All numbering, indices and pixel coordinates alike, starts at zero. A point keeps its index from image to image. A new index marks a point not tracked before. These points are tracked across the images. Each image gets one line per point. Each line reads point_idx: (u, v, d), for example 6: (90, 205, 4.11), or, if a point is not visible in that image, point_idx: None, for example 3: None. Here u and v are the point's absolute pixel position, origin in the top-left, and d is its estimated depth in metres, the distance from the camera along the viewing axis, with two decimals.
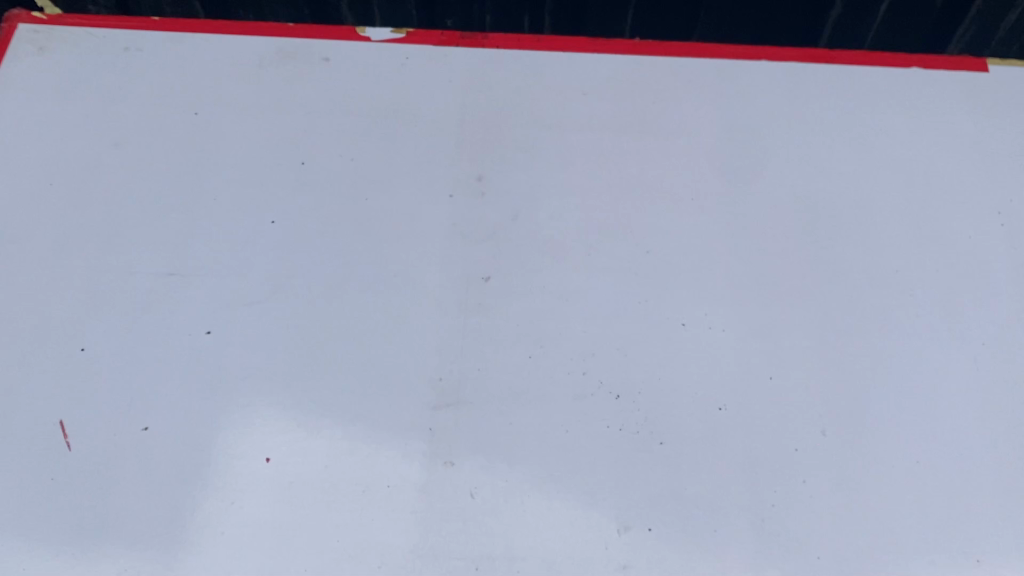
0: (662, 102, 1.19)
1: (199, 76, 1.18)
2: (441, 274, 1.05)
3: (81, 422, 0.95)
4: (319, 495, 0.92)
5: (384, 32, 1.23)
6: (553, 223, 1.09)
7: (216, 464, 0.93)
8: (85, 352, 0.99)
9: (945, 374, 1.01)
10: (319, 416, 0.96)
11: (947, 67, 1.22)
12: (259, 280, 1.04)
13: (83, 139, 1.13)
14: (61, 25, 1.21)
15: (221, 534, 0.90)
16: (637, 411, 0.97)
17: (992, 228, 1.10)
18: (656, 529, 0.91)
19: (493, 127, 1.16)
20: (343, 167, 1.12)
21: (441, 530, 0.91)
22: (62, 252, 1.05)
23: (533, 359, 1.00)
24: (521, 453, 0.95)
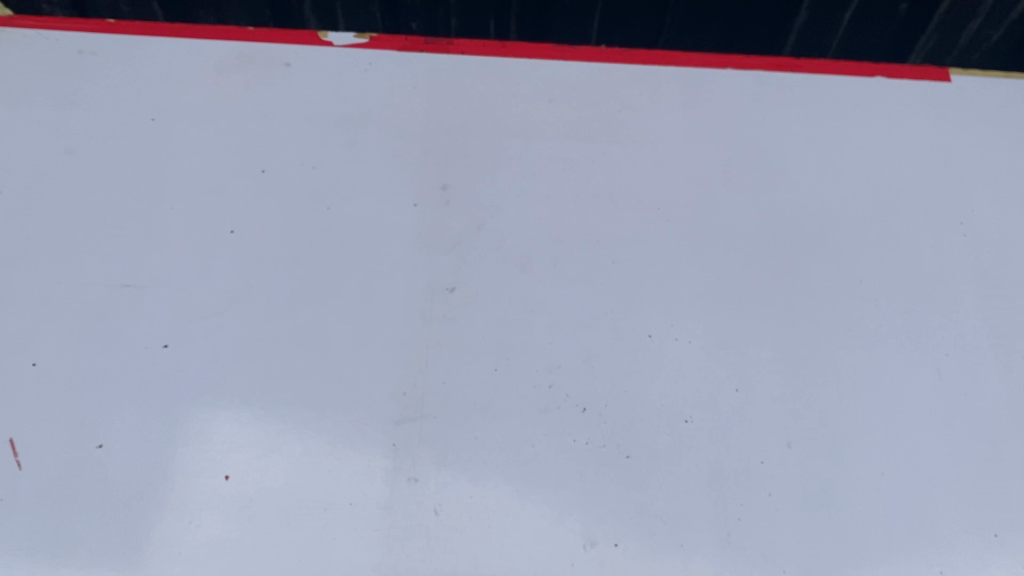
0: (630, 108, 1.15)
1: (155, 80, 1.13)
2: (403, 285, 0.99)
3: (32, 440, 0.89)
4: (279, 513, 0.87)
5: (348, 37, 1.19)
6: (519, 231, 1.04)
7: (171, 482, 0.88)
8: (36, 367, 0.93)
9: (911, 383, 0.99)
10: (279, 432, 0.91)
11: (910, 76, 1.23)
12: (214, 290, 0.98)
13: (34, 143, 1.07)
14: (12, 26, 1.16)
15: (177, 555, 0.85)
16: (603, 425, 0.93)
17: (953, 237, 1.09)
18: (623, 544, 0.87)
19: (458, 134, 1.11)
20: (303, 176, 1.07)
21: (403, 548, 0.86)
22: (8, 260, 0.99)
23: (498, 372, 0.95)
24: (484, 470, 0.90)
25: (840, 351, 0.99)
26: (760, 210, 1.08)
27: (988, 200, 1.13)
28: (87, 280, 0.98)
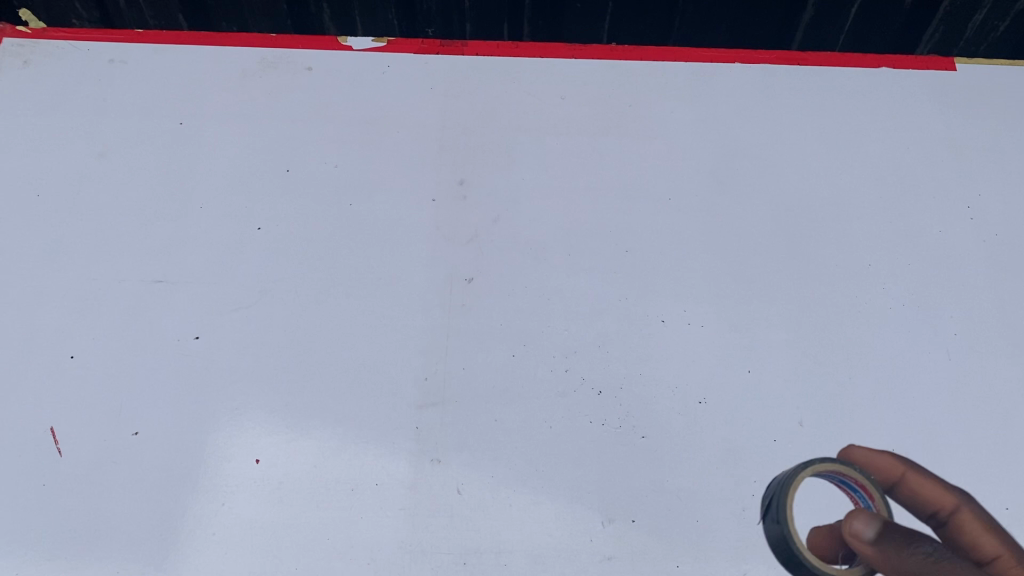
0: (641, 103, 1.18)
1: (180, 86, 1.18)
2: (424, 277, 1.03)
3: (72, 430, 0.93)
4: (308, 496, 0.91)
5: (366, 41, 1.22)
6: (534, 224, 1.07)
7: (206, 467, 0.92)
8: (75, 360, 0.97)
9: (921, 364, 1.01)
10: (307, 418, 0.94)
11: (916, 68, 1.25)
12: (243, 285, 1.02)
13: (70, 150, 1.12)
14: (44, 38, 1.20)
15: (212, 537, 0.89)
16: (619, 406, 0.96)
17: (961, 221, 1.11)
18: (640, 520, 0.90)
19: (473, 131, 1.15)
20: (326, 174, 1.11)
21: (428, 526, 0.90)
22: (48, 262, 1.04)
23: (516, 358, 0.98)
24: (505, 451, 0.93)
25: (850, 333, 1.02)
26: (771, 199, 1.11)
27: (996, 184, 1.15)
28: (120, 278, 1.03)
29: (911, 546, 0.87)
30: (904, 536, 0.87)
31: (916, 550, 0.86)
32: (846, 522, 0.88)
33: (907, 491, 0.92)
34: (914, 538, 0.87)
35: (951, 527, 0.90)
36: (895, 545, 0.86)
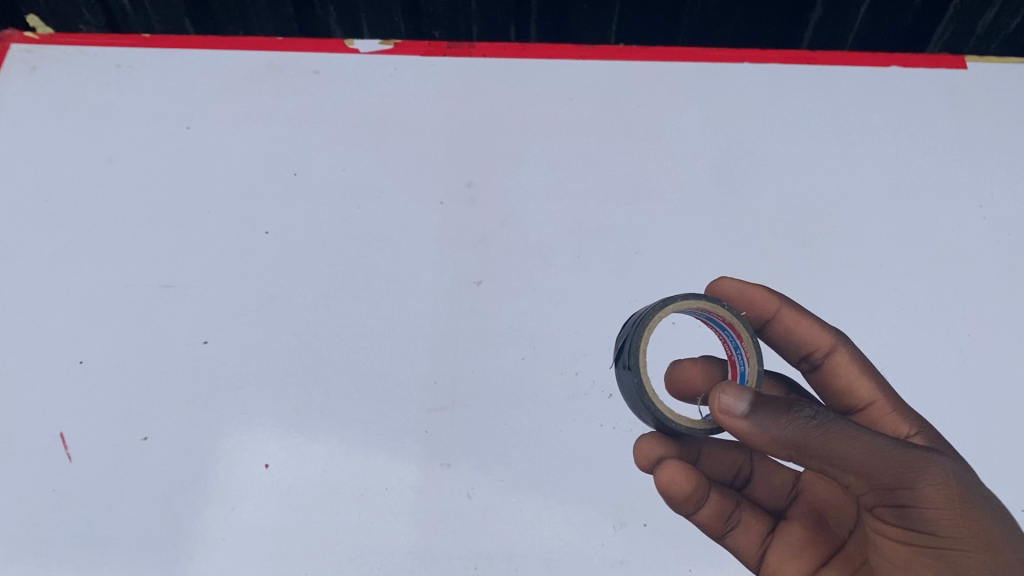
0: (650, 103, 1.17)
1: (187, 90, 1.17)
2: (432, 280, 1.03)
3: (82, 435, 0.93)
4: (318, 500, 0.90)
5: (373, 45, 1.22)
6: (543, 226, 1.07)
7: (215, 472, 0.91)
8: (84, 365, 0.97)
9: (935, 365, 1.00)
10: (316, 422, 0.94)
11: (927, 67, 1.23)
12: (252, 289, 1.02)
13: (78, 155, 1.12)
14: (53, 44, 1.20)
15: (222, 542, 0.88)
16: (629, 409, 0.95)
17: (973, 221, 1.11)
18: (651, 524, 0.90)
19: (481, 133, 1.14)
20: (334, 177, 1.10)
21: (438, 530, 0.89)
22: (57, 267, 1.04)
23: (526, 361, 0.97)
24: (515, 455, 0.92)
25: (863, 333, 1.01)
26: (781, 200, 1.10)
27: (1007, 184, 1.14)
28: (128, 283, 1.03)
29: (796, 407, 0.75)
30: (781, 400, 0.76)
31: (796, 415, 0.74)
32: (717, 396, 0.78)
33: (835, 366, 0.94)
34: (794, 402, 0.76)
35: (870, 410, 0.91)
36: (771, 423, 0.75)
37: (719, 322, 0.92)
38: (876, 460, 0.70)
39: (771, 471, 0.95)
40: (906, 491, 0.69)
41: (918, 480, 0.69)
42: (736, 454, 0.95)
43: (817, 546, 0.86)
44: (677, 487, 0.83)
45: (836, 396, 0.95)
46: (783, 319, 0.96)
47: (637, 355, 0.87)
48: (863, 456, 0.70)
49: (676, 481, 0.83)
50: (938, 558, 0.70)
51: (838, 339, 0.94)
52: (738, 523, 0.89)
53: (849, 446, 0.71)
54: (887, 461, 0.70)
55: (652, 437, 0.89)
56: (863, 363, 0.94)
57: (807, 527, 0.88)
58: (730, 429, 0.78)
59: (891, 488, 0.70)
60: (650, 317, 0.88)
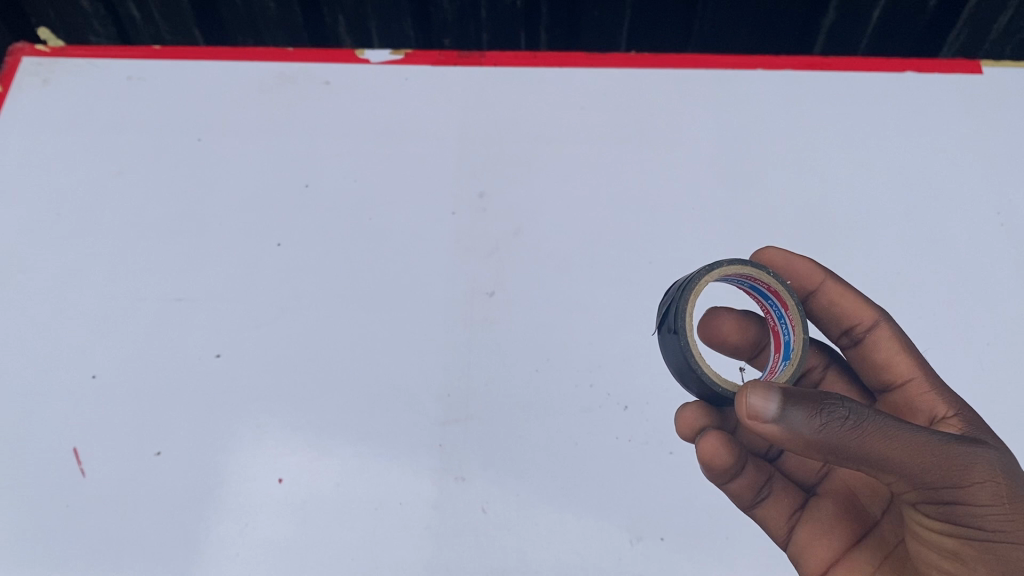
0: (662, 111, 1.17)
1: (198, 102, 1.17)
2: (445, 292, 1.02)
3: (95, 450, 0.92)
4: (332, 515, 0.90)
5: (384, 54, 1.21)
6: (556, 236, 1.06)
7: (229, 486, 0.91)
8: (97, 380, 0.97)
9: (954, 374, 0.99)
10: (330, 435, 0.93)
11: (943, 72, 1.22)
12: (264, 301, 1.01)
13: (90, 168, 1.12)
14: (64, 58, 1.20)
15: (236, 557, 0.88)
16: (645, 421, 0.94)
17: (991, 227, 1.10)
18: (668, 538, 0.89)
19: (493, 143, 1.14)
20: (346, 188, 1.10)
21: (453, 545, 0.88)
22: (69, 281, 1.03)
23: (540, 372, 0.97)
24: (530, 468, 0.91)
25: None
26: (796, 208, 1.09)
27: None
28: (141, 296, 1.02)
29: (826, 402, 0.73)
30: (818, 394, 0.74)
31: (834, 415, 0.73)
32: (743, 401, 0.75)
33: (873, 343, 0.95)
34: (825, 399, 0.74)
35: (908, 387, 0.92)
36: (805, 424, 0.73)
37: (765, 290, 0.94)
38: (919, 457, 0.72)
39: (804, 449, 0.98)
40: (949, 486, 0.73)
41: (959, 474, 0.72)
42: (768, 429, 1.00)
43: (845, 523, 0.90)
44: (717, 461, 0.89)
45: (870, 371, 0.95)
46: (827, 292, 0.98)
47: (683, 319, 0.89)
48: (907, 456, 0.72)
49: (716, 453, 0.89)
50: (978, 546, 0.74)
51: (882, 315, 0.95)
52: (769, 495, 0.93)
53: (892, 442, 0.72)
54: (930, 458, 0.72)
55: (696, 404, 0.93)
56: (902, 339, 0.94)
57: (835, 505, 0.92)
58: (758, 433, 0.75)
59: (934, 483, 0.73)
60: (695, 280, 0.89)
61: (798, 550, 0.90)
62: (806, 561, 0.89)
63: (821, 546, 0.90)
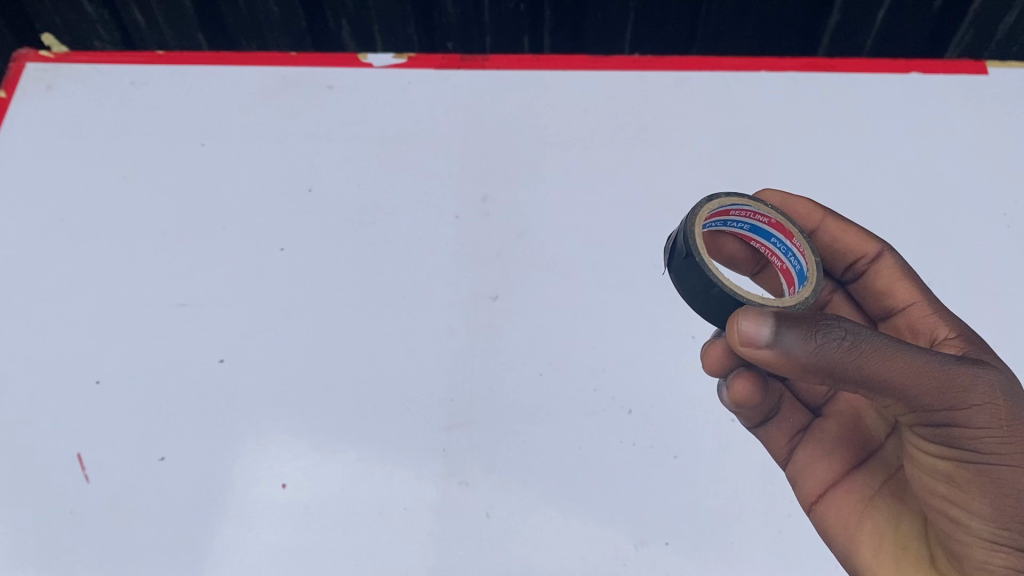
0: (665, 113, 1.16)
1: (201, 107, 1.18)
2: (448, 296, 1.02)
3: (98, 455, 0.93)
4: (336, 520, 0.89)
5: (387, 58, 1.22)
6: (560, 239, 1.06)
7: (233, 492, 0.91)
8: (100, 385, 0.97)
9: None
10: (333, 440, 0.93)
11: (946, 73, 1.22)
12: (267, 306, 1.01)
13: (94, 174, 1.12)
14: (67, 63, 1.21)
15: (240, 562, 0.87)
16: (650, 425, 0.94)
17: (997, 229, 1.09)
18: (673, 543, 0.88)
19: (496, 146, 1.13)
20: (349, 193, 1.10)
21: (457, 550, 0.88)
22: (73, 286, 1.04)
23: (544, 377, 0.96)
24: (534, 472, 0.91)
25: None
26: None
27: None
28: (144, 301, 1.02)
29: (824, 323, 0.72)
30: (817, 315, 0.73)
31: (831, 337, 0.71)
32: (736, 326, 0.74)
33: (877, 272, 0.95)
34: (823, 320, 0.72)
35: (909, 311, 0.91)
36: (800, 347, 0.71)
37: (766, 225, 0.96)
38: (919, 379, 0.71)
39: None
40: (947, 410, 0.72)
41: (957, 398, 0.71)
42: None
43: (843, 448, 0.92)
44: (747, 404, 0.88)
45: (874, 297, 0.95)
46: (828, 227, 0.97)
47: (694, 238, 0.88)
48: (905, 379, 0.71)
49: (747, 396, 0.88)
50: (975, 469, 0.73)
51: (885, 247, 0.95)
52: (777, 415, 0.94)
53: (892, 365, 0.71)
54: (930, 381, 0.71)
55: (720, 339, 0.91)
56: (904, 267, 0.94)
57: (839, 427, 0.93)
58: (752, 358, 0.74)
59: (932, 406, 0.72)
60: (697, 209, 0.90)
61: (796, 472, 0.91)
62: (803, 484, 0.90)
63: (820, 467, 0.91)
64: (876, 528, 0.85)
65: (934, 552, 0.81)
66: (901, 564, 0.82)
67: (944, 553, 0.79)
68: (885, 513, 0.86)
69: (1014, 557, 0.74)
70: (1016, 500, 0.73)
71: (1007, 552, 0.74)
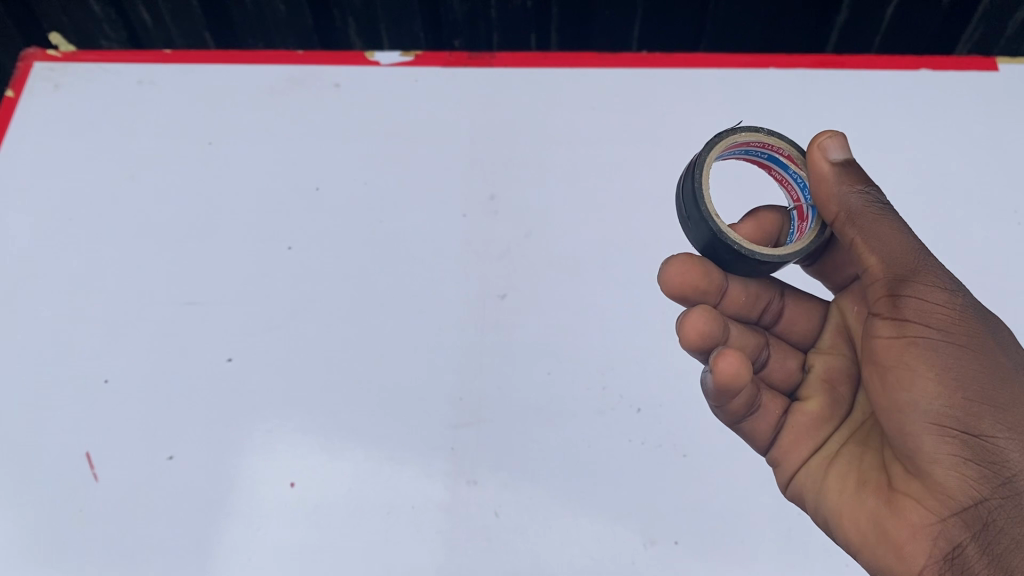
0: (673, 111, 1.16)
1: (208, 106, 1.18)
2: (456, 295, 1.02)
3: (108, 454, 0.93)
4: (345, 519, 0.89)
5: (394, 57, 1.21)
6: (568, 238, 1.05)
7: (242, 490, 0.91)
8: (109, 384, 0.97)
9: None
10: (342, 438, 0.93)
11: (956, 69, 1.21)
12: (275, 304, 1.01)
13: (103, 173, 1.13)
14: (74, 62, 1.21)
15: (248, 561, 0.87)
16: (660, 424, 0.93)
17: (1007, 228, 1.08)
18: (683, 542, 0.88)
19: (504, 144, 1.13)
20: (356, 191, 1.10)
21: (466, 549, 0.88)
22: (82, 286, 1.04)
23: (553, 376, 0.96)
24: (543, 471, 0.91)
25: None
26: None
27: None
28: (152, 300, 1.02)
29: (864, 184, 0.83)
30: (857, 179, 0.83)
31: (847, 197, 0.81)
32: (823, 133, 0.83)
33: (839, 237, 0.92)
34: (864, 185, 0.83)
35: None
36: (840, 178, 0.81)
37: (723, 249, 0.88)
38: (900, 249, 0.79)
39: (786, 352, 0.94)
40: (914, 281, 0.78)
41: (930, 274, 0.78)
42: (756, 336, 0.93)
43: (824, 414, 0.89)
44: (734, 383, 0.81)
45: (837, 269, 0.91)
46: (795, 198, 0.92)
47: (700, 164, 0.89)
48: (889, 244, 0.79)
49: (734, 372, 0.80)
50: (927, 347, 0.76)
51: None
52: (761, 405, 0.90)
53: (880, 231, 0.79)
54: (906, 252, 0.79)
55: (700, 314, 0.84)
56: None
57: (820, 401, 0.90)
58: (812, 170, 0.83)
59: (901, 275, 0.78)
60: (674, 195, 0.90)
61: (784, 451, 0.89)
62: (788, 460, 0.88)
63: (807, 442, 0.88)
64: (843, 470, 0.85)
65: (892, 470, 0.80)
66: (863, 496, 0.81)
67: (900, 464, 0.79)
68: (850, 455, 0.85)
69: (960, 445, 0.74)
70: (962, 379, 0.75)
71: (955, 439, 0.74)
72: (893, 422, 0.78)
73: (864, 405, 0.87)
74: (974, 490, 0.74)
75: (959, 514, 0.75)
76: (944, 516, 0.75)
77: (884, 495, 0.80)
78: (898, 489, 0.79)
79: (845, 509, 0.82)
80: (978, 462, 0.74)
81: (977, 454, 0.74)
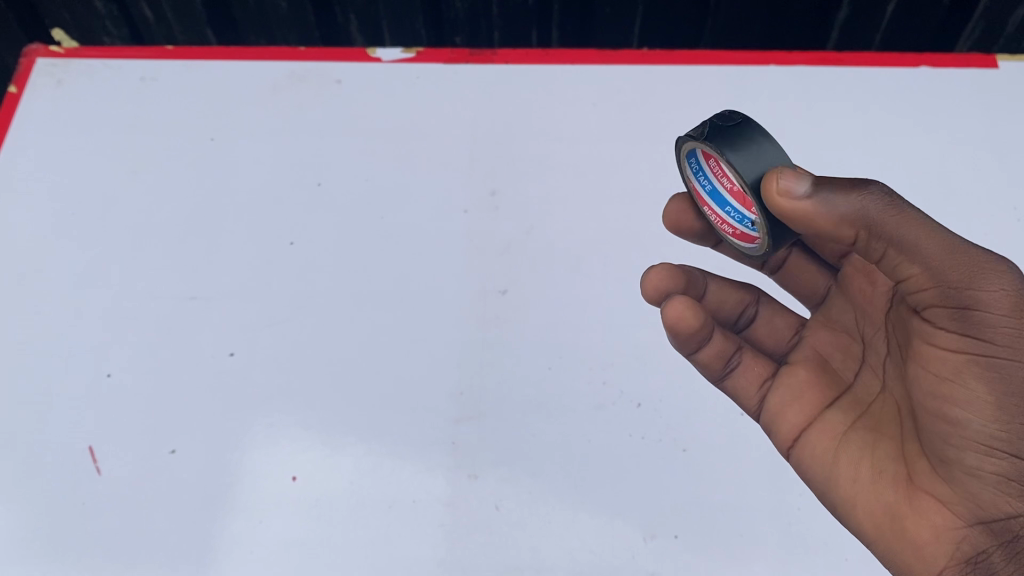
0: (674, 107, 1.16)
1: (210, 102, 1.18)
2: (457, 290, 1.02)
3: (111, 448, 0.93)
4: (346, 513, 0.90)
5: (395, 53, 1.21)
6: (568, 234, 1.06)
7: (244, 484, 0.91)
8: (112, 378, 0.97)
9: None
10: (343, 433, 0.93)
11: (956, 66, 1.22)
12: (277, 299, 1.02)
13: (106, 169, 1.13)
14: (78, 58, 1.21)
15: (250, 555, 0.88)
16: (659, 419, 0.94)
17: (1008, 223, 1.08)
18: (683, 536, 0.88)
19: (505, 140, 1.13)
20: (357, 187, 1.10)
21: (467, 543, 0.88)
22: (85, 281, 1.04)
23: (554, 371, 0.96)
24: (543, 466, 0.91)
25: None
26: None
27: None
28: (155, 295, 1.03)
29: (868, 184, 0.73)
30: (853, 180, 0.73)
31: (869, 196, 0.71)
32: (773, 177, 0.73)
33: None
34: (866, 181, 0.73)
35: None
36: (839, 198, 0.72)
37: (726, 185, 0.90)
38: (945, 256, 0.70)
39: (775, 315, 0.98)
40: (972, 290, 0.70)
41: (989, 281, 0.70)
42: (742, 295, 0.97)
43: (818, 386, 0.89)
44: (684, 324, 0.86)
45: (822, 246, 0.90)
46: None
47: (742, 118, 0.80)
48: (940, 250, 0.70)
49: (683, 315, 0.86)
50: (984, 363, 0.71)
51: None
52: (739, 363, 0.94)
53: (917, 242, 0.71)
54: (961, 257, 0.70)
55: (663, 267, 0.90)
56: None
57: (812, 369, 0.91)
58: (784, 210, 0.74)
59: (951, 285, 0.70)
60: None
61: (774, 417, 0.90)
62: (780, 427, 0.89)
63: (793, 410, 0.89)
64: (854, 458, 0.83)
65: (915, 465, 0.79)
66: (881, 486, 0.81)
67: (929, 467, 0.77)
68: (861, 441, 0.83)
69: (1006, 462, 0.72)
70: (1018, 397, 0.71)
71: (999, 455, 0.72)
72: (935, 430, 0.75)
73: (873, 385, 0.86)
74: (1010, 506, 0.73)
75: (986, 523, 0.75)
76: (970, 522, 0.76)
77: (903, 489, 0.79)
78: (922, 486, 0.78)
79: (860, 497, 0.81)
80: (1020, 481, 0.73)
81: (1020, 473, 0.72)
